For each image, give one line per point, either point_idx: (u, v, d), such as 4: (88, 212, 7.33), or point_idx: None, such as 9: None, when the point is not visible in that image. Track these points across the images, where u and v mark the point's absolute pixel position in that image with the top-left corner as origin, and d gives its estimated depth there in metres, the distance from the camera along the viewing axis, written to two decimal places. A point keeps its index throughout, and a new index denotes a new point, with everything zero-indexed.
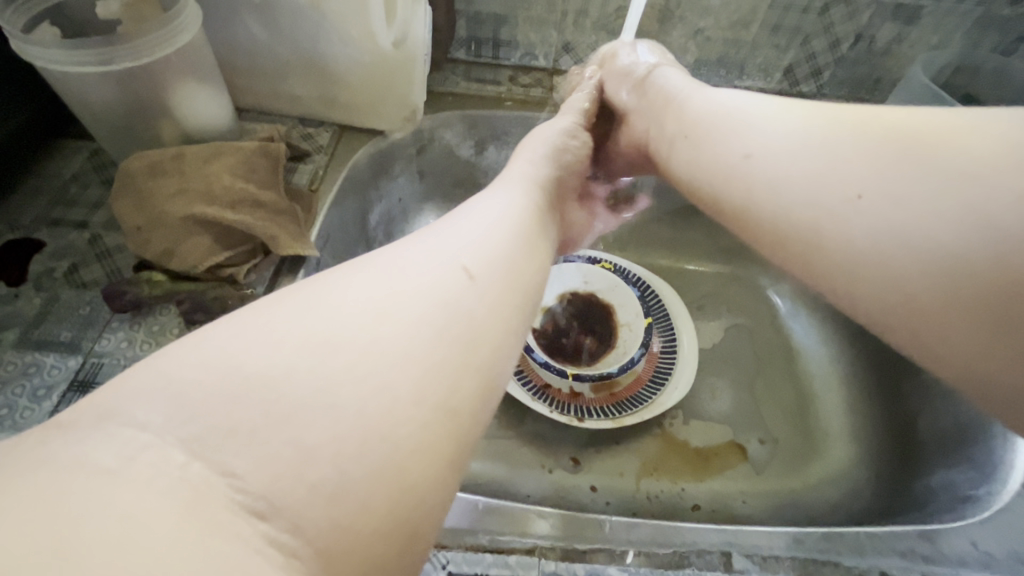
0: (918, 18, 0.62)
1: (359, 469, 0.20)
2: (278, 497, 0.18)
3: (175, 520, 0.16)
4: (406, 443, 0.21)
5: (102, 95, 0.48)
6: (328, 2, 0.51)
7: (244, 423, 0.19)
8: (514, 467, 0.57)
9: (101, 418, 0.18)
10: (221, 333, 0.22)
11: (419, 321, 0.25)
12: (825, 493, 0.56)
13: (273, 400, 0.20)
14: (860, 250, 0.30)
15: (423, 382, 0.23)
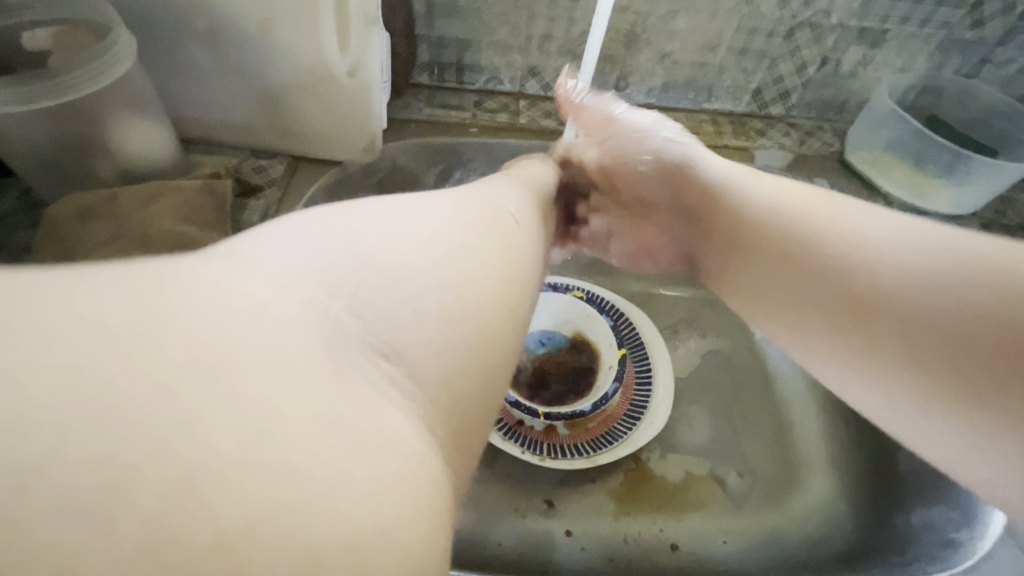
0: (882, 42, 0.62)
1: (453, 335, 0.23)
2: (398, 344, 0.21)
3: (321, 354, 0.19)
4: (486, 323, 0.24)
5: (31, 133, 0.45)
6: (276, 31, 0.49)
7: (361, 283, 0.22)
8: (484, 512, 0.54)
9: (238, 258, 0.21)
10: (329, 216, 0.25)
11: (487, 234, 0.28)
12: (806, 529, 0.55)
13: (382, 272, 0.23)
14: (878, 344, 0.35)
15: (498, 278, 0.26)
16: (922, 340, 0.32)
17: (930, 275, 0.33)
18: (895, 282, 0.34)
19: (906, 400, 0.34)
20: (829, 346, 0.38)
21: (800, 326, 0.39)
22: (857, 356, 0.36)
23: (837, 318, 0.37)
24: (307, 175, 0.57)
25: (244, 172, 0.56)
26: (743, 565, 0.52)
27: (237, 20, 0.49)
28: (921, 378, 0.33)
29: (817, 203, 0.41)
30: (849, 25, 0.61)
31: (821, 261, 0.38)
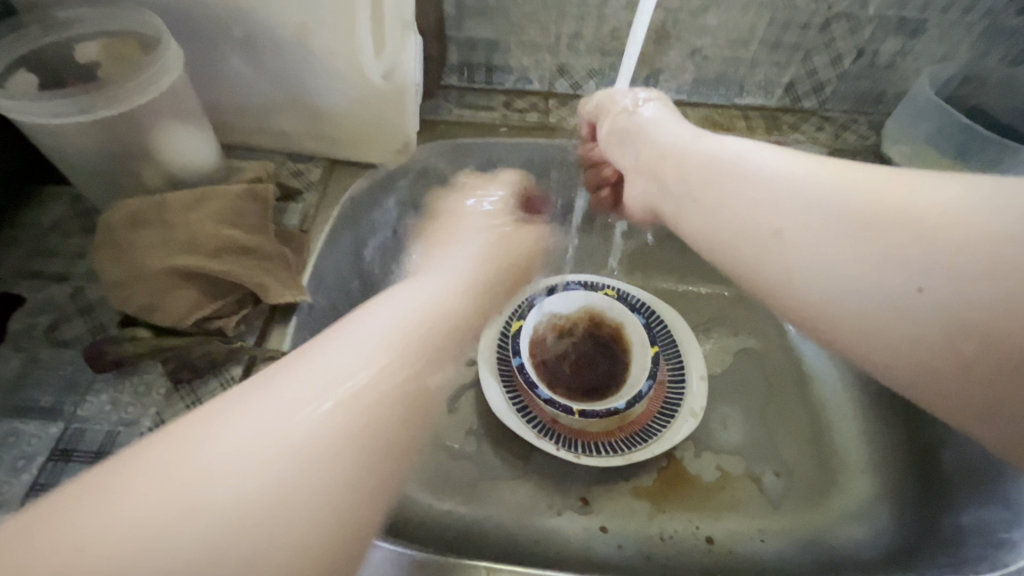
0: (922, 31, 0.61)
1: (312, 536, 0.27)
2: (261, 550, 0.25)
3: (227, 536, 0.25)
4: (342, 516, 0.28)
5: (82, 142, 0.47)
6: (314, 36, 0.50)
7: (277, 475, 0.27)
8: (520, 510, 0.54)
9: (180, 445, 0.27)
10: (281, 379, 0.32)
11: (298, 395, 0.31)
12: (847, 530, 0.54)
13: (283, 458, 0.28)
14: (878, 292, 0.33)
15: (353, 468, 0.30)
16: (938, 264, 0.31)
17: (951, 276, 0.31)
18: (919, 271, 0.32)
19: (933, 342, 0.31)
20: (897, 274, 0.32)
21: (828, 307, 0.35)
22: (897, 303, 0.32)
23: (865, 253, 0.34)
24: (342, 178, 0.58)
25: (281, 176, 0.57)
26: (781, 564, 0.52)
27: (275, 29, 0.50)
28: (916, 323, 0.32)
29: (862, 185, 0.36)
30: (887, 15, 0.59)
31: (764, 193, 0.38)
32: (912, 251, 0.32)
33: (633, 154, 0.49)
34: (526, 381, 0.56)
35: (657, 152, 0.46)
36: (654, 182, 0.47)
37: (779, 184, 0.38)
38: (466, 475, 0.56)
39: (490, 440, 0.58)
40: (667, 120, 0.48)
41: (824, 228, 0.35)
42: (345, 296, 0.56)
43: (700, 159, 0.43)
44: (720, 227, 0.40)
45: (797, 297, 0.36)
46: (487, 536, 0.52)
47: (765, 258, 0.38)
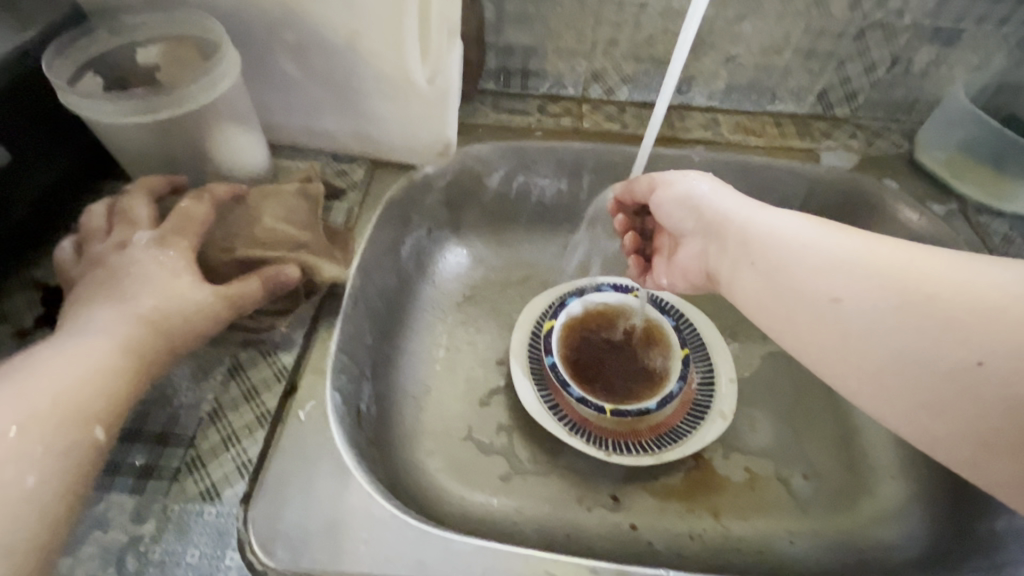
0: (957, 41, 0.61)
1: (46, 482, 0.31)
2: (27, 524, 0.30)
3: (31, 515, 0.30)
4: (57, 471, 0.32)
5: (144, 143, 0.49)
6: (364, 42, 0.52)
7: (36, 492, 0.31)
8: (551, 504, 0.55)
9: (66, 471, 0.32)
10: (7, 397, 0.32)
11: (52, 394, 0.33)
12: (876, 534, 0.55)
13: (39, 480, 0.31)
14: (935, 367, 0.33)
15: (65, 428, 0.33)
16: (1003, 343, 0.32)
17: (1005, 351, 0.32)
18: (977, 348, 0.32)
19: (995, 421, 0.32)
20: (957, 349, 0.33)
21: (883, 378, 0.35)
22: (958, 379, 0.33)
23: (924, 327, 0.34)
24: (383, 178, 0.60)
25: (327, 176, 0.59)
26: (812, 566, 0.53)
27: (327, 34, 0.52)
28: (974, 397, 0.32)
29: (918, 265, 0.36)
30: (922, 25, 0.60)
31: (823, 268, 0.39)
32: (975, 327, 0.33)
33: (691, 218, 0.49)
34: (558, 379, 0.57)
35: (718, 218, 0.46)
36: (714, 244, 0.47)
37: (838, 264, 0.39)
38: (498, 468, 0.57)
39: (521, 436, 0.59)
40: (719, 191, 0.48)
41: (882, 305, 0.36)
42: (383, 292, 0.58)
43: (760, 229, 0.44)
44: (775, 301, 0.41)
45: (854, 367, 0.37)
46: (519, 528, 0.54)
47: (819, 325, 0.38)
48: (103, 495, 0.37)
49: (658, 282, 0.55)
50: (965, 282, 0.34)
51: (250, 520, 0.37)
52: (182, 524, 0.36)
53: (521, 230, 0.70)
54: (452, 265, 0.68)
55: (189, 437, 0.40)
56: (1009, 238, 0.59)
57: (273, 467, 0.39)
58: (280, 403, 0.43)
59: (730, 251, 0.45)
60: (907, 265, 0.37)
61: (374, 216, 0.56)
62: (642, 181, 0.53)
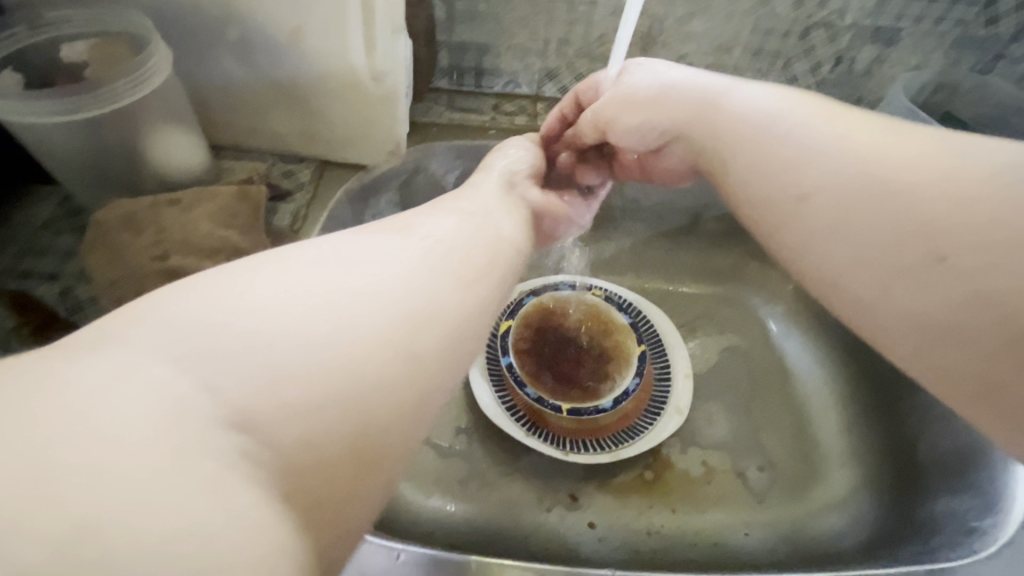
0: (897, 40, 0.63)
1: (321, 417, 0.22)
2: (263, 425, 0.20)
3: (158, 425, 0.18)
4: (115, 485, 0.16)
5: (72, 146, 0.47)
6: (306, 39, 0.51)
7: (238, 367, 0.21)
8: (510, 506, 0.55)
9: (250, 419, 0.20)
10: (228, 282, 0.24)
11: (308, 359, 0.22)
12: (828, 521, 0.56)
13: (317, 389, 0.22)
14: (937, 260, 0.29)
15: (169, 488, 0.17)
16: (972, 238, 0.28)
17: (986, 247, 0.27)
18: (988, 243, 0.27)
19: (944, 312, 0.28)
20: (919, 242, 0.30)
21: (881, 274, 0.31)
22: (919, 275, 0.29)
23: (955, 212, 0.29)
24: (332, 179, 0.59)
25: (274, 177, 0.57)
26: (765, 556, 0.53)
27: (268, 31, 0.50)
28: (937, 294, 0.29)
29: (932, 150, 0.31)
30: (864, 25, 0.62)
31: (804, 152, 0.35)
32: (956, 218, 0.29)
33: (645, 131, 0.46)
34: (514, 379, 0.57)
35: (676, 120, 0.44)
36: (684, 142, 0.45)
37: (808, 147, 0.35)
38: (456, 472, 0.57)
39: (479, 438, 0.58)
40: (688, 81, 0.44)
41: (855, 193, 0.32)
42: None
43: (734, 117, 0.40)
44: (757, 193, 0.38)
45: (833, 261, 0.33)
46: (475, 531, 0.53)
47: (790, 222, 0.36)
48: None
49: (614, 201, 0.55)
50: (964, 168, 0.30)
51: None
52: None
53: None
54: None
55: None
56: None
57: None
58: None
59: (700, 140, 0.43)
60: (888, 145, 0.33)
61: (321, 217, 0.55)
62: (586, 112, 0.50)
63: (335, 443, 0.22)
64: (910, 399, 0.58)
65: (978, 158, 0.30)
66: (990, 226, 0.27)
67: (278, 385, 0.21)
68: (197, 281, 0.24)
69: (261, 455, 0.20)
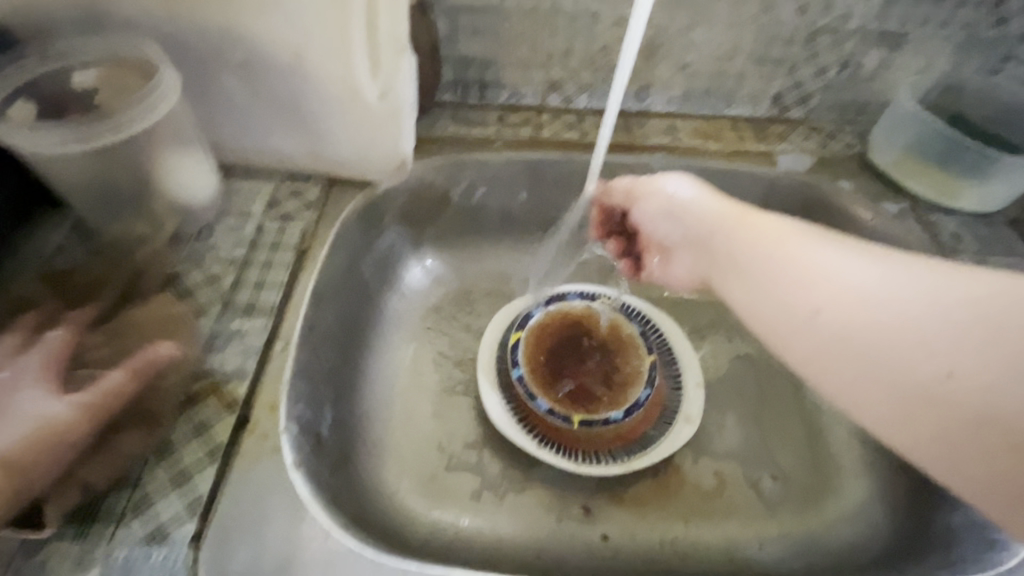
0: (903, 44, 0.62)
1: None
2: None
3: None
4: None
5: (86, 174, 0.48)
6: (310, 60, 0.51)
7: None
8: (522, 519, 0.55)
9: None
10: None
11: None
12: (843, 532, 0.56)
13: None
14: (924, 374, 0.34)
15: None
16: (968, 358, 0.33)
17: (981, 366, 0.33)
18: (993, 371, 0.33)
19: (960, 427, 0.33)
20: (932, 360, 0.34)
21: (870, 388, 0.36)
22: (929, 389, 0.34)
23: (946, 343, 0.34)
24: (339, 196, 0.59)
25: (280, 197, 0.58)
26: (779, 568, 0.53)
27: (273, 53, 0.51)
28: (948, 409, 0.33)
29: (931, 286, 0.37)
30: (868, 29, 0.61)
31: (776, 280, 0.42)
32: (958, 344, 0.34)
33: (681, 226, 0.51)
34: (525, 392, 0.57)
35: (699, 229, 0.49)
36: (699, 255, 0.50)
37: (815, 274, 0.40)
38: (467, 486, 0.57)
39: (491, 451, 0.59)
40: (696, 196, 0.50)
41: (860, 321, 0.37)
42: (347, 308, 0.56)
43: (747, 240, 0.45)
44: (770, 313, 0.42)
45: (853, 371, 0.37)
46: (487, 545, 0.53)
47: (804, 332, 0.40)
48: (43, 543, 0.36)
49: (666, 279, 0.54)
50: (947, 304, 0.36)
51: (200, 562, 0.36)
52: (127, 569, 0.35)
53: (487, 242, 0.69)
54: (416, 282, 0.66)
55: (135, 477, 0.39)
56: (958, 236, 0.60)
57: (223, 503, 0.39)
58: (232, 435, 0.42)
59: (705, 261, 0.49)
60: (868, 271, 0.39)
61: (329, 234, 0.55)
62: (620, 191, 0.55)
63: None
64: None
65: (951, 291, 0.36)
66: (990, 349, 0.33)
67: None
68: None
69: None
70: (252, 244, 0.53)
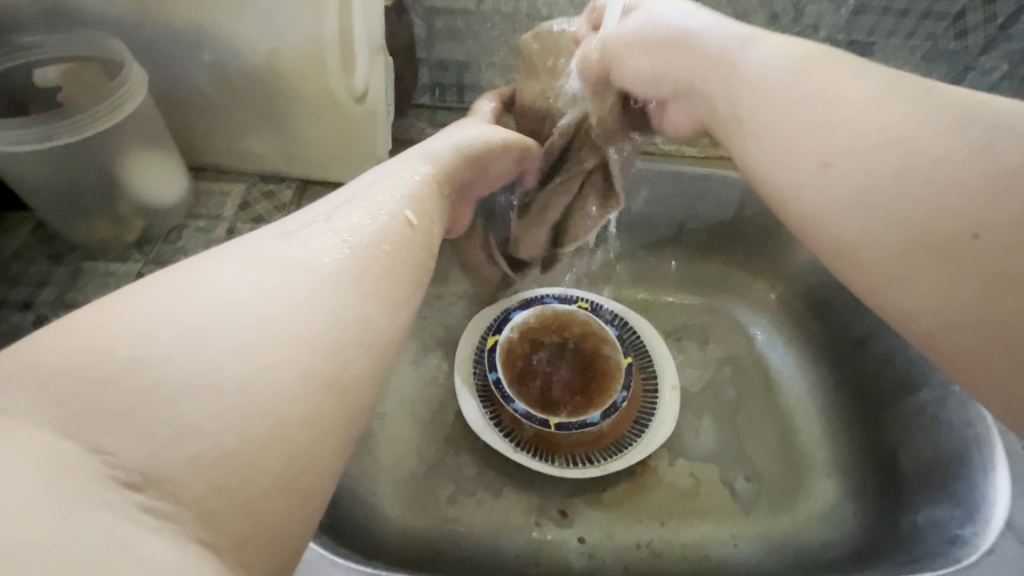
0: (870, 54, 0.64)
1: (221, 468, 0.19)
2: (155, 468, 0.18)
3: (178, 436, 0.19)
4: (248, 430, 0.20)
5: (45, 173, 0.46)
6: (285, 60, 0.51)
7: (176, 392, 0.20)
8: (500, 524, 0.55)
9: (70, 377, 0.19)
10: (157, 319, 0.21)
11: (215, 387, 0.20)
12: (814, 531, 0.57)
13: (154, 399, 0.19)
14: (866, 232, 0.26)
15: (216, 467, 0.19)
16: (983, 194, 0.23)
17: (999, 206, 0.23)
18: (959, 209, 0.24)
19: (893, 257, 0.26)
20: (966, 193, 0.24)
21: (833, 237, 0.28)
22: (957, 236, 0.24)
23: (940, 180, 0.24)
24: (315, 198, 0.58)
25: (253, 199, 0.56)
26: (752, 567, 0.54)
27: (245, 53, 0.50)
28: (921, 258, 0.25)
29: (961, 99, 0.26)
30: (837, 39, 0.63)
31: (758, 115, 0.33)
32: (964, 178, 0.24)
33: (656, 80, 0.42)
34: (502, 395, 0.57)
35: (689, 71, 0.39)
36: (694, 102, 0.40)
37: (766, 104, 0.32)
38: (445, 491, 0.56)
39: (468, 456, 0.58)
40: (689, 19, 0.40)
41: (871, 140, 0.27)
42: None
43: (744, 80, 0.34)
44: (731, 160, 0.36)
45: (807, 210, 0.29)
46: (464, 550, 0.53)
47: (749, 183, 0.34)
48: None
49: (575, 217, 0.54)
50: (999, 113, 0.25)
51: None
52: None
53: None
54: None
55: None
56: None
57: None
58: None
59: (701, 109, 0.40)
60: (885, 79, 0.29)
61: None
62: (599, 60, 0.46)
63: (291, 436, 0.21)
64: (891, 408, 0.59)
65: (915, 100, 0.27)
66: (982, 184, 0.23)
67: (211, 380, 0.20)
68: (144, 319, 0.21)
69: (168, 512, 0.18)
70: (222, 247, 0.52)
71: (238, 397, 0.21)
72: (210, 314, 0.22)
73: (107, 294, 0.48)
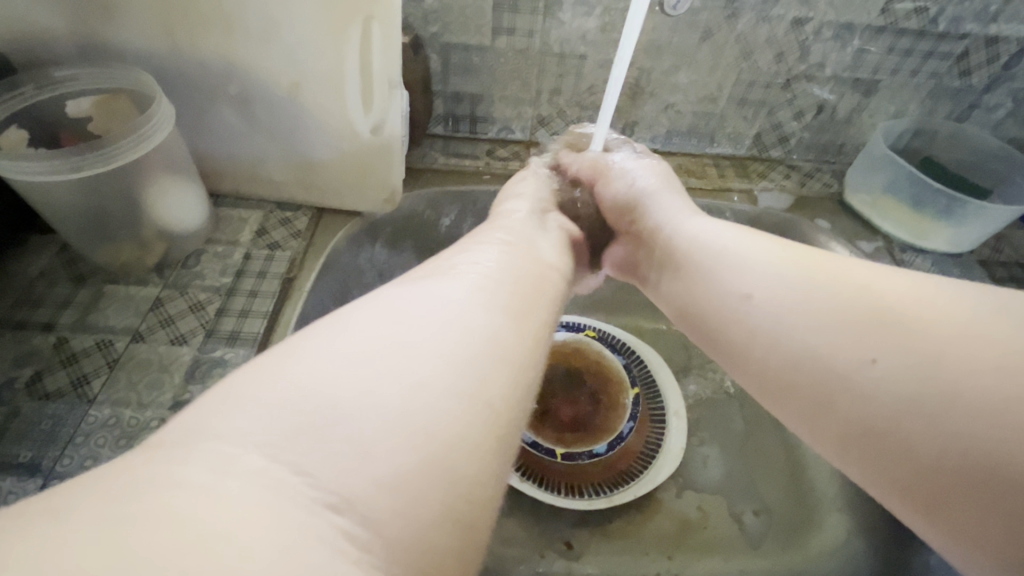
0: (875, 90, 0.65)
1: (388, 494, 0.20)
2: (348, 491, 0.19)
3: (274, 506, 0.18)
4: (411, 465, 0.20)
5: (71, 201, 0.48)
6: (306, 94, 0.53)
7: (328, 430, 0.20)
8: (505, 555, 0.54)
9: (187, 439, 0.20)
10: (273, 374, 0.22)
11: (363, 427, 0.21)
12: (826, 567, 0.54)
13: (326, 438, 0.20)
14: (824, 387, 0.32)
15: (385, 504, 0.19)
16: (877, 343, 0.31)
17: (944, 338, 0.29)
18: (929, 344, 0.29)
19: (871, 416, 0.29)
20: (852, 348, 0.31)
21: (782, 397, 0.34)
22: (851, 378, 0.31)
23: (873, 333, 0.31)
24: (330, 225, 0.60)
25: (270, 226, 0.58)
26: None
27: (269, 86, 0.52)
28: (869, 406, 0.30)
29: (854, 273, 0.35)
30: (843, 76, 0.64)
31: (731, 274, 0.39)
32: (880, 338, 0.31)
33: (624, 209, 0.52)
34: None
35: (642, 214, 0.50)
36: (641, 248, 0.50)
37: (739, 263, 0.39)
38: None
39: None
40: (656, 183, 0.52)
41: (825, 299, 0.34)
42: None
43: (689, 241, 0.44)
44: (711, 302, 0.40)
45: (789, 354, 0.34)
46: None
47: (728, 320, 0.38)
48: None
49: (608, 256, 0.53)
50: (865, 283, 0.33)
51: None
52: None
53: None
54: None
55: None
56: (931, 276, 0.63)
57: None
58: None
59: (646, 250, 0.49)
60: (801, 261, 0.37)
61: (318, 262, 0.55)
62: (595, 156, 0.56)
63: (462, 470, 0.21)
64: None
65: (882, 275, 0.34)
66: (879, 335, 0.31)
67: (349, 439, 0.20)
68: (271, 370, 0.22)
69: (366, 540, 0.18)
70: (239, 272, 0.53)
71: (388, 431, 0.21)
72: (345, 352, 0.23)
73: (126, 317, 0.49)
